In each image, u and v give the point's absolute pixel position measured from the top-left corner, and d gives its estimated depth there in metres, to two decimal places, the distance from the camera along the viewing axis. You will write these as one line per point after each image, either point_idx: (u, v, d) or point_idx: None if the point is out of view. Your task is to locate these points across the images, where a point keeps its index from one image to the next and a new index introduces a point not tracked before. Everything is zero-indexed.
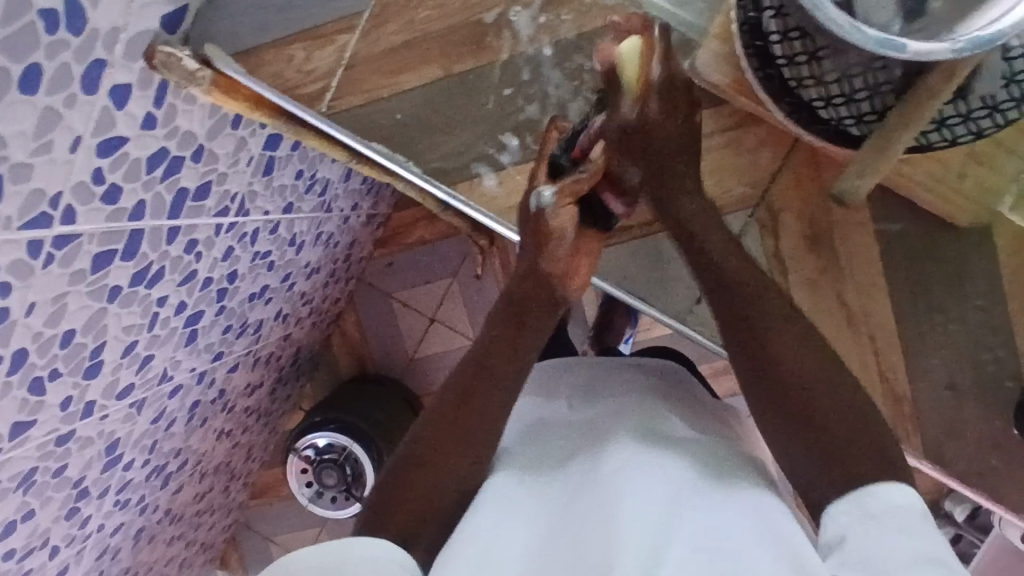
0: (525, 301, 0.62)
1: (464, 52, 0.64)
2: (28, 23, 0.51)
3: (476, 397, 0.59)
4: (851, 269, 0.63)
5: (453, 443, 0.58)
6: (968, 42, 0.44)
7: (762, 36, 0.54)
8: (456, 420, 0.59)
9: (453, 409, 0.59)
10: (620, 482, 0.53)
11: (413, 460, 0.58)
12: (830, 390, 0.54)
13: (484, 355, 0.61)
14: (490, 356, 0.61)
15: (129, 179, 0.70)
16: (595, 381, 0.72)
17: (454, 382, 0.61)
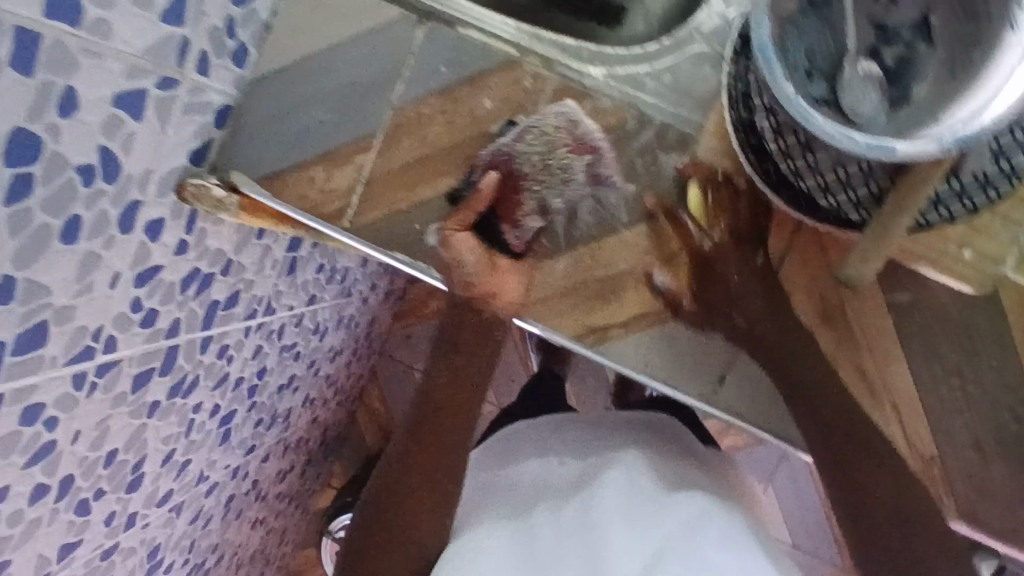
0: (457, 337, 0.72)
1: (475, 162, 0.68)
2: (67, 181, 0.54)
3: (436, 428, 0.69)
4: (865, 340, 0.65)
5: (423, 488, 0.66)
6: (955, 138, 0.47)
7: (756, 134, 0.58)
8: (423, 464, 0.67)
9: (417, 454, 0.67)
10: (614, 532, 0.65)
11: (393, 493, 0.66)
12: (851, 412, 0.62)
13: (433, 396, 0.70)
14: (442, 398, 0.70)
15: (165, 302, 0.73)
16: (592, 434, 0.81)
17: (407, 440, 0.69)
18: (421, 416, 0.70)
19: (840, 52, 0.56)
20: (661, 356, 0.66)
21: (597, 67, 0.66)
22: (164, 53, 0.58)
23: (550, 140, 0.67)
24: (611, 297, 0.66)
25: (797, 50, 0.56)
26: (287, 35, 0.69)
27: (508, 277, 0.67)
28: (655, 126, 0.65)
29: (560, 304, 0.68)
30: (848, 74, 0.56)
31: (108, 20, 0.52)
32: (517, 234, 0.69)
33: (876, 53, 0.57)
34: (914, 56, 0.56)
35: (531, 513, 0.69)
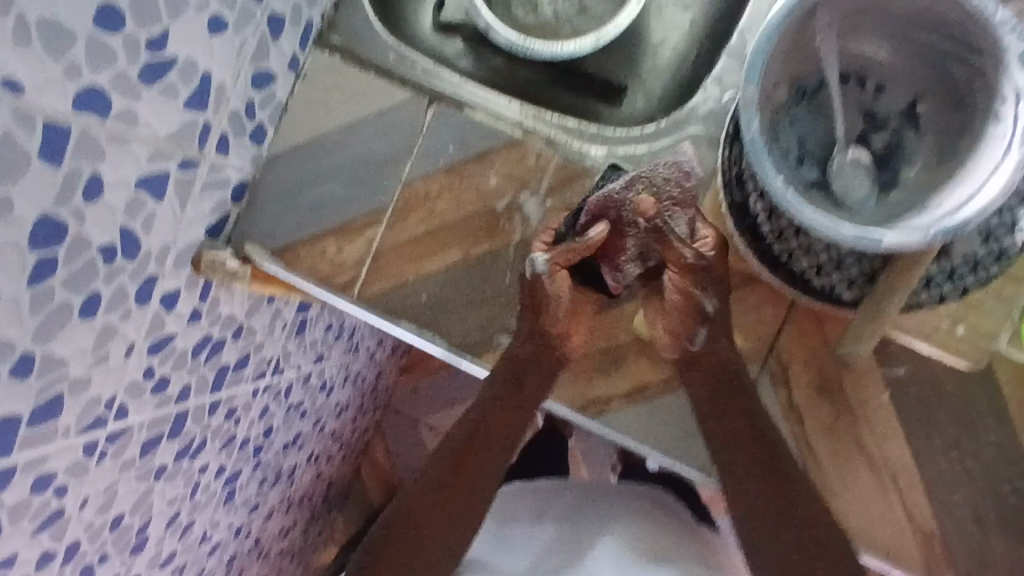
0: (518, 360, 0.65)
1: (479, 237, 0.70)
2: (89, 261, 0.57)
3: (456, 469, 0.68)
4: (862, 412, 0.65)
5: (456, 498, 0.68)
6: (941, 230, 0.48)
7: (751, 215, 0.60)
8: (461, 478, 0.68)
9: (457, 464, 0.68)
10: None
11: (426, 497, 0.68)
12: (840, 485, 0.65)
13: (483, 412, 0.67)
14: (491, 415, 0.67)
15: (176, 369, 0.75)
16: (581, 508, 0.86)
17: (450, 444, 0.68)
18: (465, 425, 0.68)
19: (832, 138, 0.59)
20: (664, 431, 0.67)
21: (596, 146, 0.69)
22: (186, 137, 0.61)
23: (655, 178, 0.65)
24: (611, 368, 0.68)
25: (789, 137, 0.59)
26: (305, 114, 0.72)
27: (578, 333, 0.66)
28: None
29: (565, 374, 0.69)
30: (838, 161, 0.58)
31: (136, 112, 0.55)
32: (614, 278, 0.66)
33: (866, 138, 0.59)
34: (904, 142, 0.58)
35: None
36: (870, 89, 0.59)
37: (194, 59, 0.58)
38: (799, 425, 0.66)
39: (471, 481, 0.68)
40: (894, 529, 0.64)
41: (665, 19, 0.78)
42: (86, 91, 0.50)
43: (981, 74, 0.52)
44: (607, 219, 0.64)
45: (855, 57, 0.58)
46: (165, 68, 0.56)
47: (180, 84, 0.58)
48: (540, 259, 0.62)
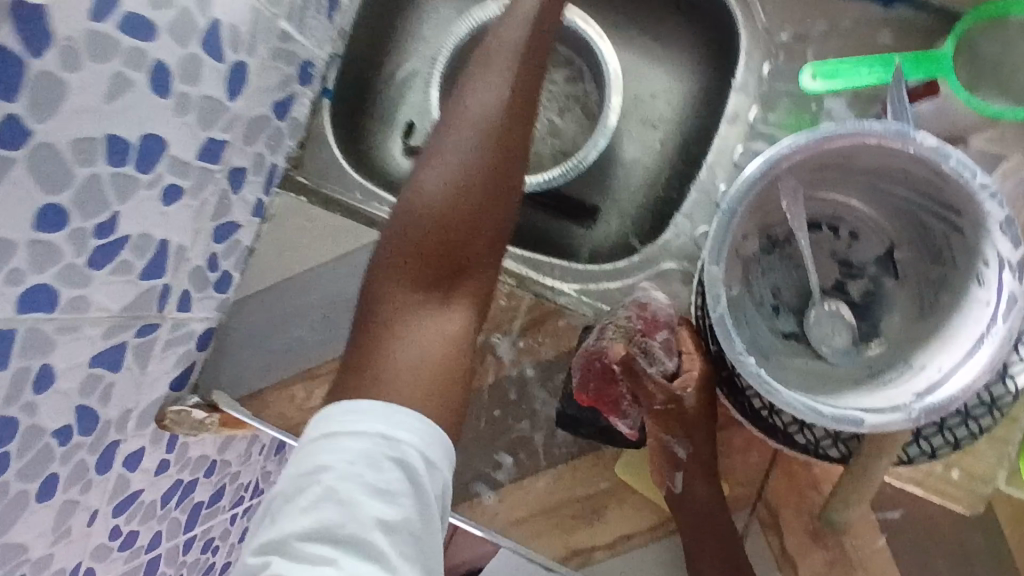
0: (515, 133, 0.57)
1: None
2: (43, 446, 0.55)
3: (458, 126, 0.56)
4: (861, 562, 0.61)
5: (455, 254, 0.55)
6: (925, 407, 0.46)
7: (727, 368, 0.57)
8: (463, 228, 0.55)
9: (465, 197, 0.55)
10: None
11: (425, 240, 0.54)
12: None
13: (472, 173, 0.55)
14: (492, 165, 0.55)
15: (146, 520, 0.72)
16: None
17: (452, 183, 0.55)
18: (462, 192, 0.55)
19: (805, 287, 0.57)
20: None
21: (569, 283, 0.68)
22: (144, 304, 0.60)
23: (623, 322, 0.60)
24: (594, 516, 0.65)
25: (762, 286, 0.57)
26: (273, 257, 0.72)
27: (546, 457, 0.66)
28: None
29: (544, 523, 0.65)
30: (816, 309, 0.56)
31: (87, 295, 0.53)
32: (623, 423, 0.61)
33: (842, 287, 0.58)
34: (881, 291, 0.57)
35: None
36: (844, 238, 0.57)
37: (147, 232, 0.57)
38: (793, 574, 0.62)
39: (456, 190, 0.55)
40: None
41: (637, 139, 0.76)
42: (31, 291, 0.48)
43: (958, 232, 0.50)
44: (593, 374, 0.60)
45: (825, 204, 0.56)
46: (116, 247, 0.55)
47: (134, 256, 0.57)
48: (504, 344, 0.67)
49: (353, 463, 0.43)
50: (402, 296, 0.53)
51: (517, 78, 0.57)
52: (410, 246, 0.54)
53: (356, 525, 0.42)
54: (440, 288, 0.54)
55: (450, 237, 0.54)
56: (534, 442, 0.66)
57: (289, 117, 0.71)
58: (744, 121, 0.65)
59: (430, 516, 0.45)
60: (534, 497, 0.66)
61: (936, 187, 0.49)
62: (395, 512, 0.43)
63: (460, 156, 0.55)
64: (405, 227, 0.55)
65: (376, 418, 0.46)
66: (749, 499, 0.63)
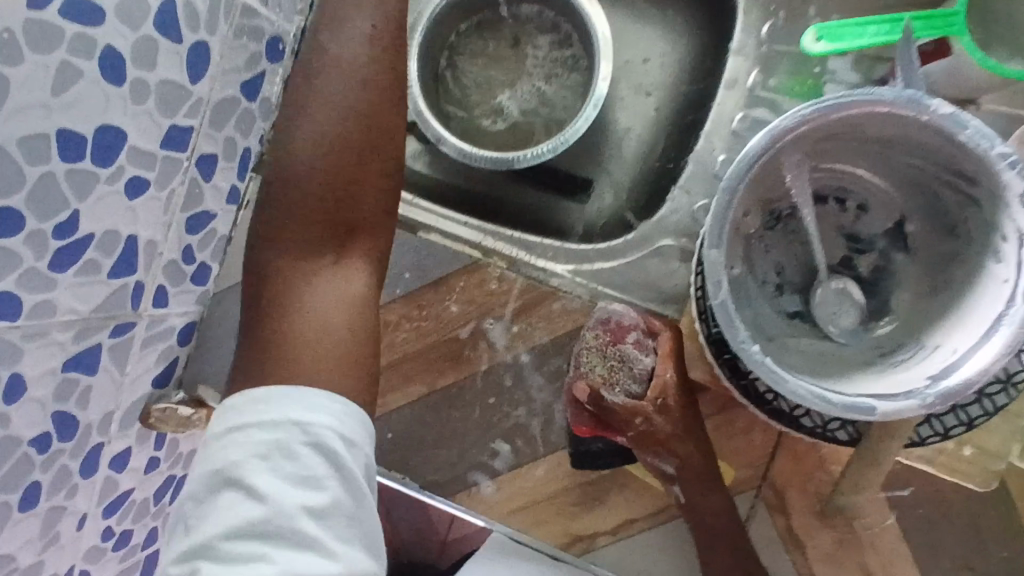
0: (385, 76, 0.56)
1: (444, 367, 0.65)
2: (21, 456, 0.53)
3: (331, 76, 0.54)
4: (869, 541, 0.60)
5: (340, 204, 0.54)
6: (939, 392, 0.43)
7: (729, 351, 0.54)
8: (346, 178, 0.54)
9: (342, 150, 0.54)
10: None
11: (306, 202, 0.54)
12: None
13: (349, 124, 0.54)
14: (369, 108, 0.55)
15: (139, 518, 0.71)
16: None
17: (331, 136, 0.54)
18: (343, 144, 0.54)
19: (811, 263, 0.54)
20: (656, 567, 0.63)
21: (560, 263, 0.64)
22: (116, 303, 0.57)
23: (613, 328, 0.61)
24: (595, 503, 0.63)
25: (764, 265, 0.54)
26: (251, 241, 0.70)
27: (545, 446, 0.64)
28: None
29: (544, 512, 0.64)
30: (822, 289, 0.53)
31: (53, 300, 0.51)
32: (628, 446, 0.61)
33: (849, 264, 0.54)
34: (891, 266, 0.54)
35: None
36: (851, 210, 0.54)
37: (114, 229, 0.54)
38: (801, 555, 0.61)
39: (336, 145, 0.54)
40: None
41: (632, 107, 0.73)
42: None
43: (973, 205, 0.47)
44: (585, 409, 0.60)
45: (830, 175, 0.53)
46: (81, 247, 0.52)
47: (101, 255, 0.54)
48: (497, 330, 0.65)
49: (270, 452, 0.42)
50: (294, 270, 0.53)
51: (383, 13, 0.55)
52: (299, 208, 0.54)
53: (281, 512, 0.41)
54: (337, 243, 0.54)
55: (338, 194, 0.54)
56: (531, 429, 0.64)
57: (260, 97, 0.67)
58: (743, 87, 0.62)
59: (363, 494, 0.44)
60: (534, 487, 0.64)
61: (949, 158, 0.46)
62: (322, 495, 0.42)
63: (339, 109, 0.54)
64: (289, 192, 0.54)
65: (291, 404, 0.44)
66: (755, 482, 0.61)
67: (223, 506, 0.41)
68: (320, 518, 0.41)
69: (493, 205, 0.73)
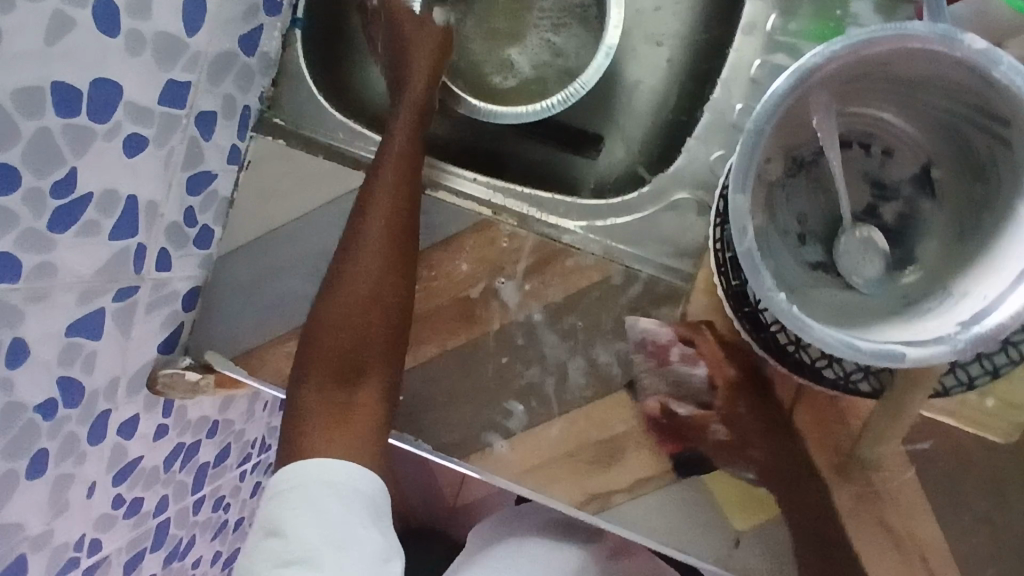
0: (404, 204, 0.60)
1: (456, 328, 0.64)
2: (27, 423, 0.52)
3: (351, 229, 0.60)
4: (889, 493, 0.60)
5: (360, 334, 0.57)
6: (971, 338, 0.42)
7: (750, 304, 0.53)
8: (368, 307, 0.57)
9: (363, 276, 0.58)
10: None
11: (332, 328, 0.57)
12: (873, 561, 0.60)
13: (370, 250, 0.58)
14: (389, 237, 0.59)
15: (150, 486, 0.70)
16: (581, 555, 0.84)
17: (355, 261, 0.58)
18: (366, 270, 0.58)
19: (834, 213, 0.53)
20: (674, 525, 0.62)
21: (575, 221, 0.64)
22: (118, 266, 0.56)
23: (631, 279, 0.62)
24: (610, 461, 0.63)
25: (786, 216, 0.53)
26: (254, 207, 0.67)
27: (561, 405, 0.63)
28: (644, 279, 0.62)
29: (559, 471, 0.63)
30: (845, 239, 0.51)
31: (54, 262, 0.49)
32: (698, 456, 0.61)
33: (873, 212, 0.53)
34: (916, 214, 0.53)
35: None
36: (876, 155, 0.53)
37: (113, 188, 0.52)
38: (822, 510, 0.59)
39: (350, 274, 0.58)
40: None
41: (642, 60, 0.72)
42: None
43: (1004, 146, 0.45)
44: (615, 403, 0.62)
45: (856, 118, 0.51)
46: (80, 206, 0.50)
47: (100, 216, 0.52)
48: (510, 288, 0.64)
49: (301, 503, 0.50)
50: (320, 396, 0.56)
51: (404, 142, 0.62)
52: (319, 346, 0.57)
53: (309, 546, 0.48)
54: (347, 380, 0.56)
55: (350, 329, 0.57)
56: (545, 389, 0.63)
57: (259, 51, 0.65)
58: (761, 31, 0.60)
59: (376, 528, 0.51)
60: (549, 446, 0.63)
61: (981, 97, 0.44)
62: (341, 532, 0.49)
63: (352, 254, 0.59)
64: (312, 336, 0.58)
65: (318, 468, 0.52)
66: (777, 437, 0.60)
67: (266, 550, 0.49)
68: (340, 552, 0.48)
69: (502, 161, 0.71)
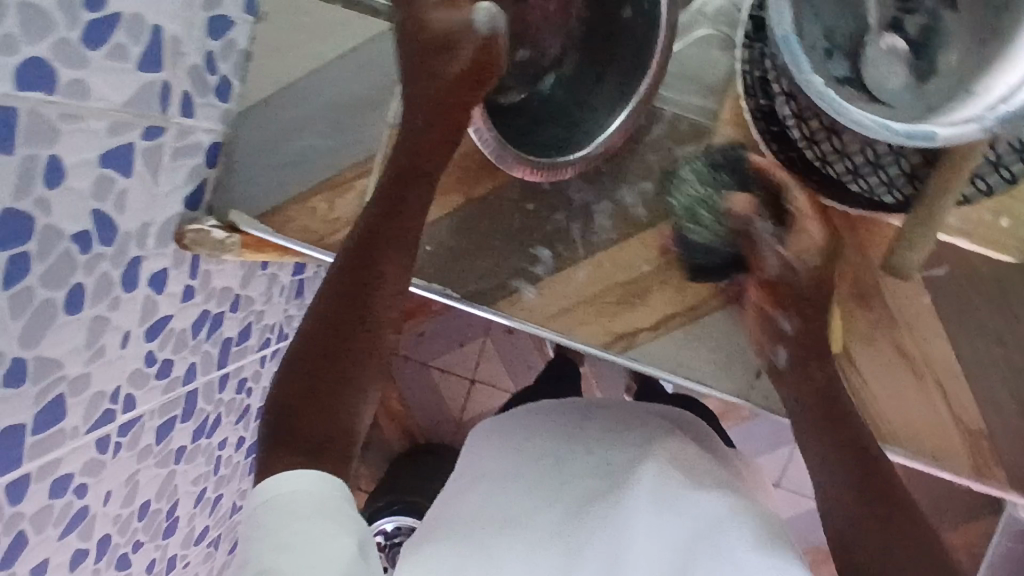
0: (402, 209, 0.56)
1: (480, 176, 0.65)
2: (65, 251, 0.51)
3: (336, 262, 0.55)
4: (905, 321, 0.62)
5: (332, 371, 0.51)
6: (999, 117, 0.45)
7: (779, 122, 0.56)
8: (343, 341, 0.52)
9: (351, 305, 0.53)
10: (475, 496, 0.57)
11: (306, 368, 0.51)
12: (896, 392, 0.63)
13: (354, 274, 0.54)
14: (382, 251, 0.55)
15: (178, 351, 0.71)
16: (563, 436, 0.62)
17: (338, 291, 0.54)
18: (349, 300, 0.53)
19: (857, 27, 0.54)
20: (697, 359, 0.64)
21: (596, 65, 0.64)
22: (146, 100, 0.55)
23: (652, 118, 0.63)
24: (636, 301, 0.64)
25: (814, 30, 0.53)
26: (272, 59, 0.68)
27: (586, 253, 0.64)
28: (666, 119, 0.63)
29: (586, 314, 0.65)
30: (872, 49, 0.54)
31: (86, 80, 0.49)
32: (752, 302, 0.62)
33: (897, 24, 0.55)
34: (939, 25, 0.54)
35: (462, 472, 0.62)
36: None
37: (139, 13, 0.52)
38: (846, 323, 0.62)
39: (335, 298, 0.53)
40: (942, 430, 0.63)
41: None
42: (26, 65, 0.44)
43: None
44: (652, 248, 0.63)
45: None
46: (109, 25, 0.49)
47: (128, 41, 0.52)
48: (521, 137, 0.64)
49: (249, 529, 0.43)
50: (289, 445, 0.49)
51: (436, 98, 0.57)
52: (289, 387, 0.51)
53: (260, 554, 0.41)
54: (312, 437, 0.49)
55: (315, 375, 0.51)
56: (571, 233, 0.64)
57: None
58: None
59: (321, 515, 0.43)
60: (575, 286, 0.65)
61: None
62: (292, 530, 0.42)
63: (335, 289, 0.54)
64: (274, 390, 0.52)
65: (265, 494, 0.44)
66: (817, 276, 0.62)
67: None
68: (289, 551, 0.41)
69: (533, 71, 0.64)
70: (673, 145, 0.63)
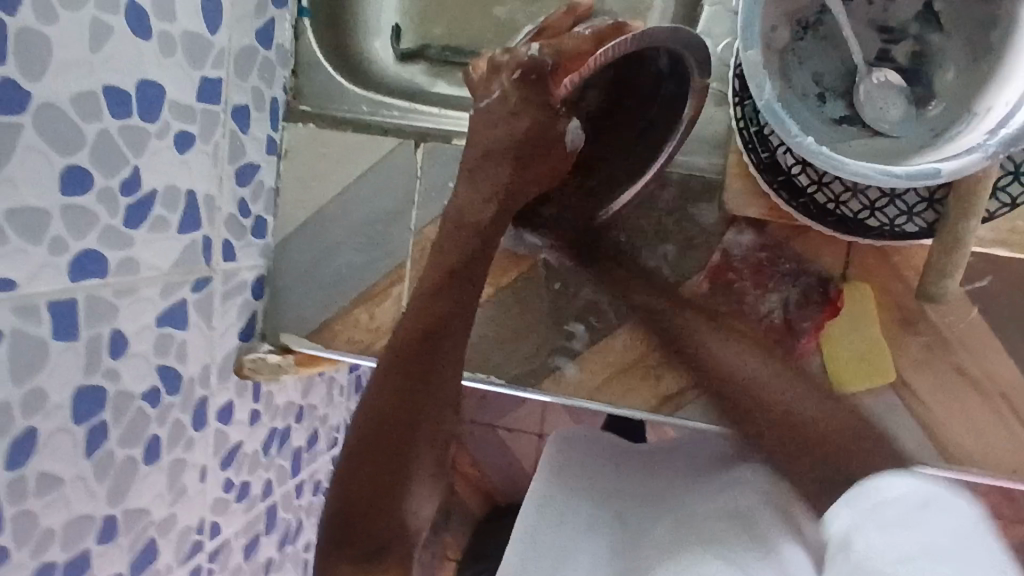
0: (453, 300, 0.55)
1: (507, 266, 0.67)
2: (137, 410, 0.56)
3: (391, 354, 0.55)
4: (957, 338, 0.61)
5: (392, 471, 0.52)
6: (1001, 141, 0.45)
7: (784, 172, 0.56)
8: (401, 441, 0.52)
9: (409, 404, 0.53)
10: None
11: (366, 470, 0.52)
12: (960, 413, 0.61)
13: (410, 370, 0.54)
14: (435, 346, 0.54)
15: (253, 471, 0.75)
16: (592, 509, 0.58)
17: (394, 387, 0.53)
18: (408, 398, 0.53)
19: (848, 68, 0.55)
20: None
21: None
22: (189, 256, 0.60)
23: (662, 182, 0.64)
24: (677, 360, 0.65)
25: (803, 79, 0.54)
26: (300, 190, 0.73)
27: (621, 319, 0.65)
28: (676, 180, 0.64)
29: (630, 380, 0.66)
30: (864, 87, 0.54)
31: (134, 256, 0.53)
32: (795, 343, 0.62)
33: (886, 56, 0.55)
34: (928, 52, 0.54)
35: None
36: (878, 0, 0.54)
37: (174, 185, 0.57)
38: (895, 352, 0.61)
39: (390, 393, 0.53)
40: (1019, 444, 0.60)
41: None
42: (81, 258, 0.48)
43: None
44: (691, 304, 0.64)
45: None
46: (148, 204, 0.54)
47: (166, 211, 0.56)
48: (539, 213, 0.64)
49: None
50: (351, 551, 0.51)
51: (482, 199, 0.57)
52: (350, 489, 0.52)
53: None
54: (374, 541, 0.51)
55: (376, 477, 0.52)
56: (603, 305, 0.66)
57: (276, 45, 0.69)
58: None
59: None
60: (615, 352, 0.66)
61: None
62: None
63: (390, 384, 0.53)
64: (336, 487, 0.53)
65: None
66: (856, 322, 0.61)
67: None
68: None
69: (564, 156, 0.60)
70: (686, 205, 0.64)
